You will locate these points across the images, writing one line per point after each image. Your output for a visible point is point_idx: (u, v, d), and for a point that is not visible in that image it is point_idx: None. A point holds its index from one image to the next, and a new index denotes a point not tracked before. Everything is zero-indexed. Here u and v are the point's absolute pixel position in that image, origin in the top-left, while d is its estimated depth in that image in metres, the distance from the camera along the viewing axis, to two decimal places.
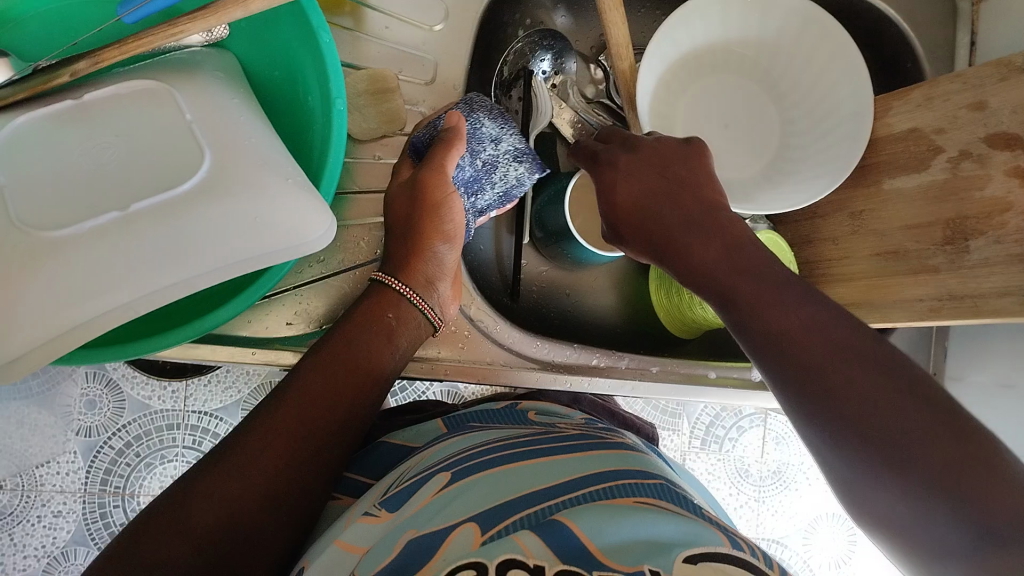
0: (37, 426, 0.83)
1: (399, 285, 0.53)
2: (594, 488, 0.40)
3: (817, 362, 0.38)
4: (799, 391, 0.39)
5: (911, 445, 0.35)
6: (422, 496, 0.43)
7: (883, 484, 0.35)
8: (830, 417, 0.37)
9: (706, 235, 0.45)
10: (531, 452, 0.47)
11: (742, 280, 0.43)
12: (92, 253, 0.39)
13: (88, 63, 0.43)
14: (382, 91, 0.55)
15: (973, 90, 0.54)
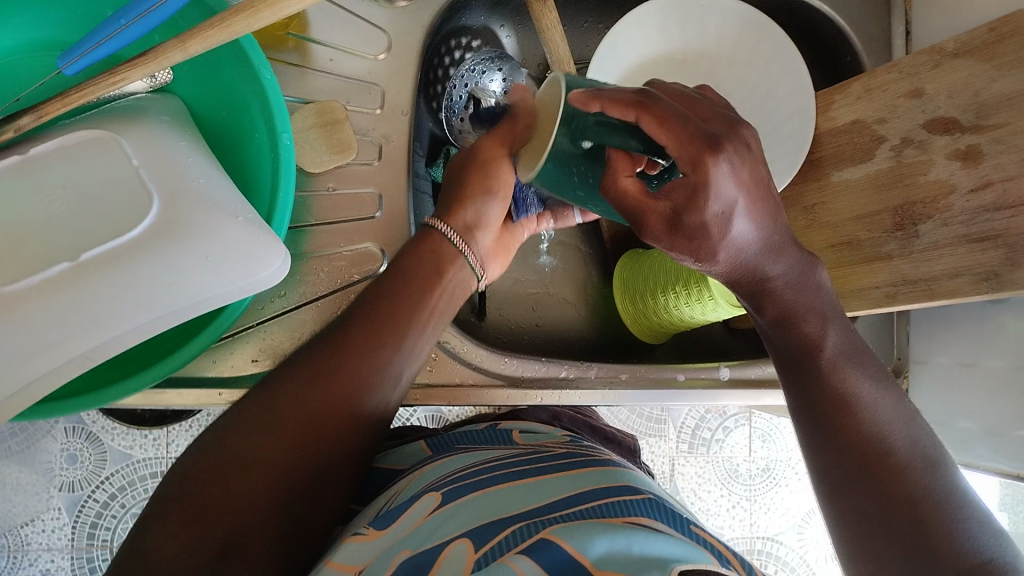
0: (19, 486, 0.81)
1: (443, 226, 0.55)
2: (582, 507, 0.40)
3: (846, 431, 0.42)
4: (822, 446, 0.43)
5: (888, 504, 0.39)
6: (413, 516, 0.42)
7: (849, 522, 0.41)
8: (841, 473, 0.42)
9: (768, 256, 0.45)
10: (518, 473, 0.47)
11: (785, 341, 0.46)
12: (46, 309, 0.39)
13: (32, 118, 0.43)
14: (331, 121, 0.55)
15: (909, 78, 0.56)
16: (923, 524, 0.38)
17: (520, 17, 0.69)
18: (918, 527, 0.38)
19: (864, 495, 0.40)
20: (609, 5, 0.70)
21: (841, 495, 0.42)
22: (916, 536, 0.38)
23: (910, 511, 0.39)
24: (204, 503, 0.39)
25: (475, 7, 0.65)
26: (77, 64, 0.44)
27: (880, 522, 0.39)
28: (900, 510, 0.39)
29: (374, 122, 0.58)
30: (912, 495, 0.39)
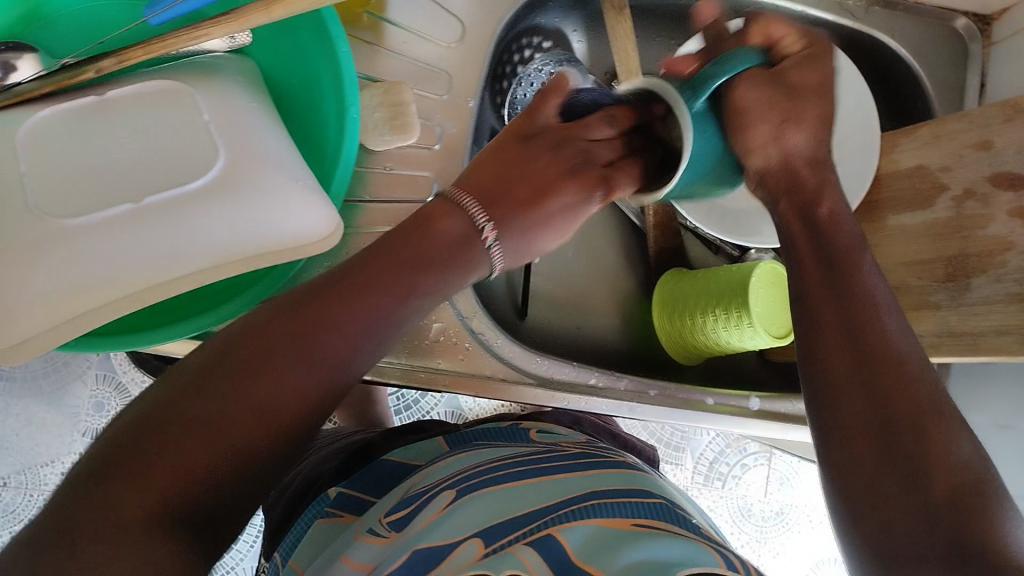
0: (44, 425, 0.82)
1: (537, 272, 0.51)
2: (590, 505, 0.41)
3: (851, 327, 0.42)
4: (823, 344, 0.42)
5: (893, 432, 0.37)
6: (428, 513, 0.43)
7: (828, 418, 0.40)
8: (834, 365, 0.41)
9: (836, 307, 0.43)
10: (537, 469, 0.47)
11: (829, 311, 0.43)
12: (105, 245, 0.41)
13: (113, 62, 0.44)
14: (396, 104, 0.55)
15: (979, 130, 0.55)
16: (927, 452, 0.36)
17: (593, 23, 0.69)
18: (926, 459, 0.35)
19: (877, 436, 0.38)
20: (683, 23, 0.70)
21: (845, 438, 0.39)
22: (926, 472, 0.35)
23: (920, 443, 0.36)
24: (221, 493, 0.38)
25: (553, 8, 0.65)
26: (164, 15, 0.45)
27: (874, 424, 0.38)
28: (906, 435, 0.37)
29: (438, 109, 0.59)
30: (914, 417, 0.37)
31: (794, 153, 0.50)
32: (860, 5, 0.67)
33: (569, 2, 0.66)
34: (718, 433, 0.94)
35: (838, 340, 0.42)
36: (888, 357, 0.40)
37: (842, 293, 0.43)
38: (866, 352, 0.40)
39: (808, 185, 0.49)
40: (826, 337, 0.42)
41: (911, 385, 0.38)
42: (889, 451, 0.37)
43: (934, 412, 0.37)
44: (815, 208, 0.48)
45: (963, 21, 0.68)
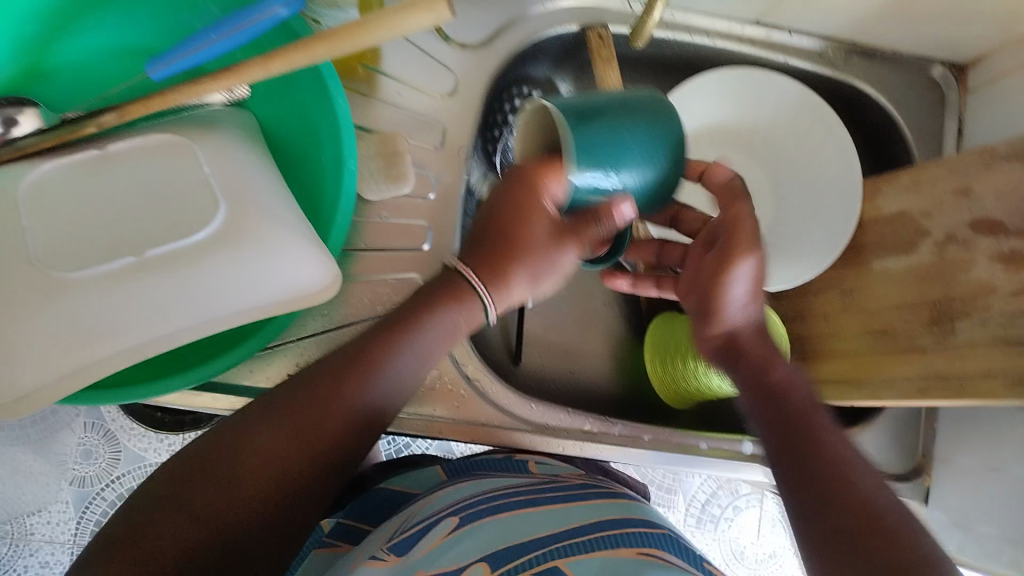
0: (31, 474, 0.81)
1: (474, 280, 0.51)
2: (600, 534, 0.42)
3: (825, 454, 0.45)
4: (790, 455, 0.46)
5: (844, 522, 0.40)
6: (432, 540, 0.42)
7: (803, 532, 0.42)
8: (805, 482, 0.44)
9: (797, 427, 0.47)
10: (537, 501, 0.47)
11: (788, 422, 0.48)
12: (108, 298, 0.41)
13: (115, 116, 0.45)
14: (392, 153, 0.57)
15: (959, 176, 0.57)
16: (892, 541, 0.39)
17: (582, 75, 0.71)
18: (884, 548, 0.38)
19: (834, 516, 0.41)
20: (669, 72, 0.72)
21: (808, 532, 0.42)
22: (887, 553, 0.38)
23: (874, 533, 0.39)
24: (180, 518, 0.39)
25: (542, 60, 0.67)
26: (166, 71, 0.47)
27: (826, 503, 0.42)
28: (855, 526, 0.40)
29: (432, 158, 0.60)
30: (882, 532, 0.39)
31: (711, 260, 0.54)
32: (839, 55, 0.70)
33: (559, 53, 0.67)
34: (709, 475, 0.94)
35: (811, 466, 0.44)
36: (855, 498, 0.42)
37: (805, 427, 0.47)
38: (832, 478, 0.43)
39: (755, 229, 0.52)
40: (814, 478, 0.43)
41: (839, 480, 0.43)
42: (842, 536, 0.40)
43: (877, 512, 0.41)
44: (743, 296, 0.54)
45: (939, 70, 0.71)
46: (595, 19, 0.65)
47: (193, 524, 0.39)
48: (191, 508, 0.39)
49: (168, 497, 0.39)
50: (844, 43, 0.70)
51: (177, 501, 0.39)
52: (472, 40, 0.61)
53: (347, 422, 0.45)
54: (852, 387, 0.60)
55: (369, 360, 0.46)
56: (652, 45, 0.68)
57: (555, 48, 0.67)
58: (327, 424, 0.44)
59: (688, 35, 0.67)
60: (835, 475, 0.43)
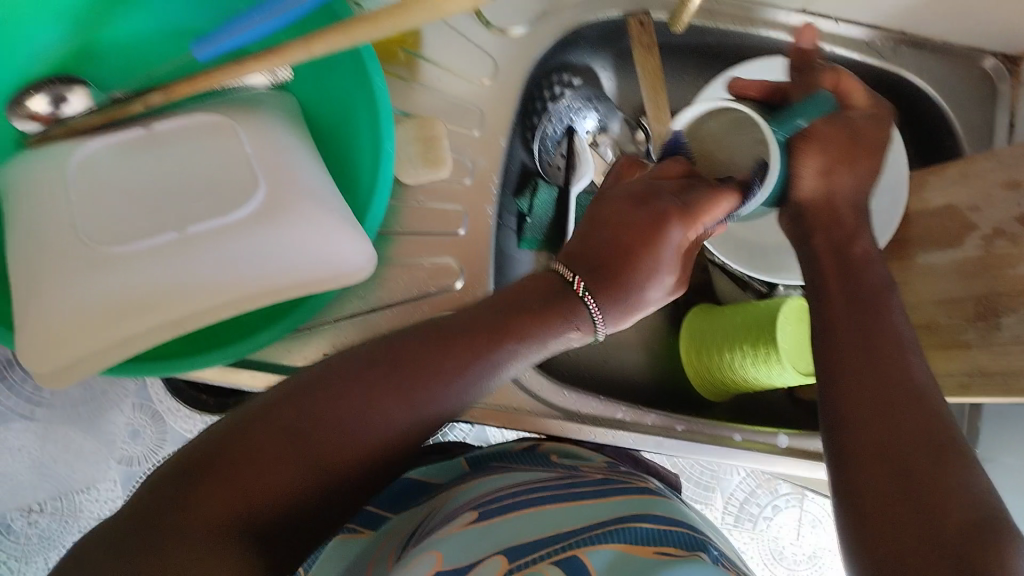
0: (81, 452, 0.84)
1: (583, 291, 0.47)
2: (629, 525, 0.42)
3: (877, 385, 0.41)
4: (844, 383, 0.43)
5: (911, 464, 0.38)
6: (449, 528, 0.43)
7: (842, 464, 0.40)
8: (864, 413, 0.41)
9: (884, 341, 0.43)
10: (560, 495, 0.47)
11: (847, 328, 0.45)
12: (149, 270, 0.43)
13: (160, 96, 0.47)
14: (429, 137, 0.57)
15: (1007, 169, 0.55)
16: (944, 487, 0.36)
17: (622, 62, 0.70)
18: (938, 493, 0.36)
19: (888, 457, 0.39)
20: (712, 63, 0.71)
21: (863, 474, 0.39)
22: (933, 498, 0.36)
23: (937, 477, 0.37)
24: (225, 490, 0.36)
25: (584, 49, 0.67)
26: (211, 53, 0.48)
27: (876, 435, 0.40)
28: (923, 470, 0.37)
29: (470, 145, 0.60)
30: (930, 469, 0.37)
31: (831, 198, 0.50)
32: (887, 45, 0.68)
33: (600, 40, 0.67)
34: (749, 473, 0.92)
35: (875, 383, 0.42)
36: (925, 430, 0.39)
37: (872, 329, 0.44)
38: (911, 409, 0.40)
39: (844, 226, 0.50)
40: (858, 397, 0.42)
41: (933, 422, 0.39)
42: (904, 481, 0.37)
43: (946, 455, 0.38)
44: (849, 249, 0.49)
45: (992, 62, 0.69)
46: (638, 6, 0.65)
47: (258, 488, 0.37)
48: (242, 475, 0.37)
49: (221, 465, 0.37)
50: (893, 33, 0.68)
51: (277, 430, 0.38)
52: (514, 27, 0.61)
53: (406, 428, 0.41)
54: None
55: (444, 352, 0.42)
56: (694, 35, 0.67)
57: (596, 35, 0.66)
58: (404, 429, 0.41)
59: (732, 23, 0.67)
60: (908, 404, 0.40)
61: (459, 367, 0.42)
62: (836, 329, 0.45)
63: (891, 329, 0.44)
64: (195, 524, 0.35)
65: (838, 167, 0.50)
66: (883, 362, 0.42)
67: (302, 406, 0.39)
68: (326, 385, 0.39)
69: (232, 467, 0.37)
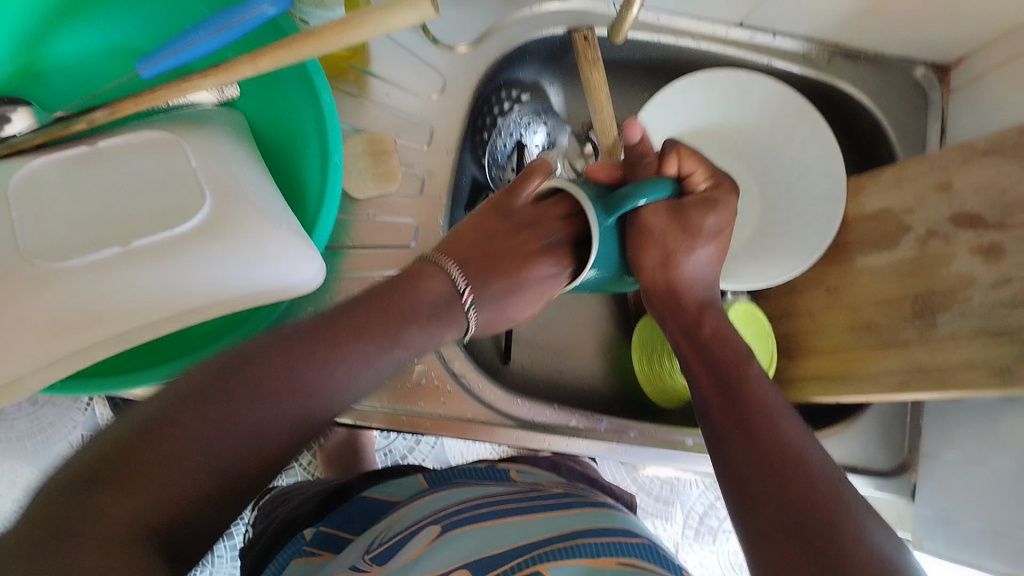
0: (29, 486, 0.81)
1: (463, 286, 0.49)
2: (598, 539, 0.42)
3: (765, 447, 0.42)
4: (733, 457, 0.43)
5: (803, 524, 0.37)
6: (413, 547, 0.42)
7: (747, 534, 0.40)
8: (755, 476, 0.41)
9: (759, 407, 0.45)
10: (515, 509, 0.47)
11: (721, 400, 0.46)
12: (94, 290, 0.42)
13: (105, 113, 0.46)
14: (379, 152, 0.59)
15: (939, 171, 0.57)
16: (839, 544, 0.36)
17: (569, 78, 0.72)
18: (836, 550, 0.36)
19: (780, 514, 0.38)
20: (656, 75, 0.73)
21: (764, 535, 0.38)
22: (838, 551, 0.35)
23: (828, 528, 0.37)
24: (152, 465, 0.33)
25: (529, 63, 0.68)
26: (156, 67, 0.47)
27: (772, 496, 0.39)
28: (819, 524, 0.37)
29: (421, 157, 0.61)
30: (824, 521, 0.37)
31: (689, 275, 0.52)
32: (823, 56, 0.71)
33: (546, 56, 0.68)
34: (708, 486, 0.93)
35: (755, 447, 0.42)
36: (817, 482, 0.39)
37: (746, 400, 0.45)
38: (796, 463, 0.40)
39: (689, 310, 0.52)
40: (749, 463, 0.42)
41: (819, 476, 0.40)
42: (795, 535, 0.37)
43: (839, 507, 0.38)
44: (700, 328, 0.51)
45: (922, 71, 0.72)
46: (578, 21, 0.66)
47: (175, 483, 0.34)
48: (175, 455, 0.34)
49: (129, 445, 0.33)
50: (828, 44, 0.70)
51: (194, 412, 0.35)
52: (461, 42, 0.62)
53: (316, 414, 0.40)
54: (836, 382, 0.60)
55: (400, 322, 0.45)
56: (639, 49, 0.69)
57: (542, 52, 0.68)
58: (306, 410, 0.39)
59: (673, 36, 0.68)
60: (792, 460, 0.41)
61: (343, 353, 0.42)
62: (711, 405, 0.46)
63: (762, 395, 0.45)
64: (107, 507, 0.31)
65: (686, 246, 0.51)
66: (757, 428, 0.43)
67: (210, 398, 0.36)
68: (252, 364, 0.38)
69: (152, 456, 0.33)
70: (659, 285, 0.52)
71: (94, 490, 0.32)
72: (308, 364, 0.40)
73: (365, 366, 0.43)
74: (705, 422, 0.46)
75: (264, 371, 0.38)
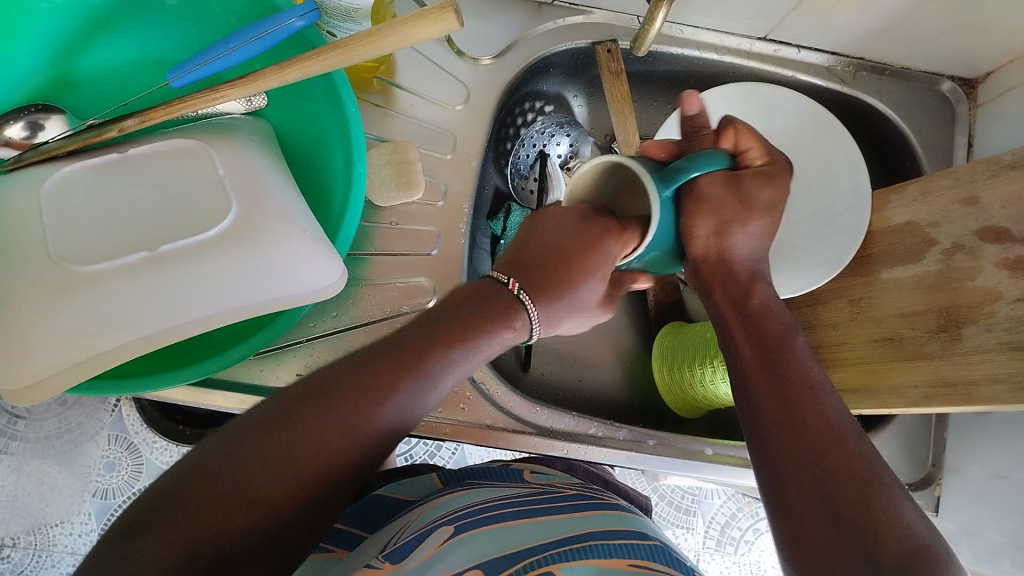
0: (55, 485, 0.82)
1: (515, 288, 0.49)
2: (614, 541, 0.42)
3: (807, 423, 0.43)
4: (775, 428, 0.44)
5: (843, 503, 0.39)
6: (426, 546, 0.42)
7: (783, 506, 0.41)
8: (795, 450, 0.42)
9: (799, 384, 0.46)
10: (530, 511, 0.47)
11: (765, 371, 0.47)
12: (121, 293, 0.43)
13: (136, 121, 0.47)
14: (404, 162, 0.58)
15: (965, 185, 0.57)
16: (879, 522, 0.37)
17: (593, 90, 0.72)
18: (875, 528, 0.37)
19: (817, 484, 0.40)
20: (679, 87, 0.73)
21: (801, 512, 0.40)
22: (878, 529, 0.37)
23: (866, 507, 0.38)
24: (229, 488, 0.37)
25: (554, 76, 0.69)
26: (185, 78, 0.48)
27: (812, 470, 0.41)
28: (857, 503, 0.38)
29: (443, 167, 0.61)
30: (865, 499, 0.38)
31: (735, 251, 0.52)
32: (848, 71, 0.71)
33: (570, 69, 0.69)
34: (730, 496, 0.93)
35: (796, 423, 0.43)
36: (855, 462, 0.40)
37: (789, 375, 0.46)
38: (835, 441, 0.42)
39: (740, 278, 0.52)
40: (789, 438, 0.43)
41: (858, 455, 0.41)
42: (832, 506, 0.39)
43: (879, 486, 0.39)
44: (748, 299, 0.51)
45: (949, 85, 0.71)
46: (603, 34, 0.66)
47: (220, 513, 0.37)
48: (236, 471, 0.38)
49: (214, 461, 0.38)
50: (852, 59, 0.70)
51: (270, 428, 0.40)
52: (485, 54, 0.63)
53: (360, 445, 0.42)
54: (858, 395, 0.60)
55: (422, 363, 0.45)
56: (662, 61, 0.70)
57: (566, 64, 0.68)
58: (357, 440, 0.42)
59: (696, 49, 0.68)
60: (832, 439, 0.42)
61: (391, 386, 0.43)
62: (755, 376, 0.47)
63: (804, 373, 0.46)
64: (163, 541, 0.35)
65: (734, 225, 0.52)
66: (800, 403, 0.44)
67: (266, 433, 0.39)
68: (301, 411, 0.41)
69: (224, 471, 0.38)
70: (712, 254, 0.52)
71: (207, 492, 0.37)
72: (355, 394, 0.42)
73: (399, 394, 0.43)
74: (743, 393, 0.47)
75: (326, 401, 0.41)
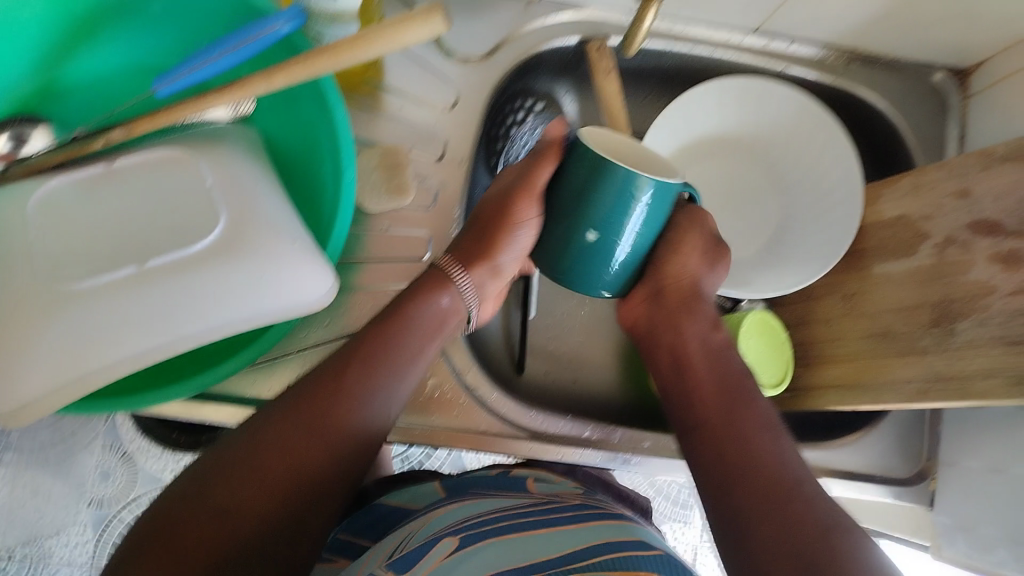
0: (51, 496, 0.82)
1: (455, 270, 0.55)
2: (616, 555, 0.42)
3: (763, 476, 0.45)
4: (721, 462, 0.48)
5: (802, 549, 0.40)
6: (429, 559, 0.42)
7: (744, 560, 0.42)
8: (745, 493, 0.45)
9: (742, 421, 0.50)
10: (535, 523, 0.47)
11: (712, 412, 0.52)
12: (109, 309, 0.42)
13: (121, 132, 0.46)
14: (392, 164, 0.59)
15: (957, 178, 0.56)
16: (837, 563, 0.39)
17: (583, 86, 0.72)
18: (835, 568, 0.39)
19: (781, 532, 0.42)
20: (670, 82, 0.73)
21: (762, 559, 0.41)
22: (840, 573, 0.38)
23: (826, 545, 0.40)
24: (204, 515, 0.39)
25: (543, 74, 0.68)
26: (171, 86, 0.47)
27: (768, 519, 0.43)
28: (815, 549, 0.40)
29: (434, 169, 0.61)
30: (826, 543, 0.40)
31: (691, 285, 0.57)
32: (840, 62, 0.70)
33: (559, 67, 0.69)
34: None
35: (747, 475, 0.46)
36: (802, 496, 0.44)
37: (736, 412, 0.51)
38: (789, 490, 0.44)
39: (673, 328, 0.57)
40: (745, 484, 0.46)
41: (811, 500, 0.43)
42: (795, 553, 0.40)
43: (836, 530, 0.41)
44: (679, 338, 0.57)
45: (941, 76, 0.71)
46: (592, 31, 0.66)
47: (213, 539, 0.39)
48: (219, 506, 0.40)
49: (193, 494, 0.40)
50: (844, 51, 0.70)
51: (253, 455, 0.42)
52: (473, 55, 0.63)
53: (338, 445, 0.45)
54: (853, 391, 0.60)
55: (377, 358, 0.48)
56: (653, 57, 0.69)
57: (555, 62, 0.68)
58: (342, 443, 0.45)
59: (687, 44, 0.68)
60: (787, 489, 0.44)
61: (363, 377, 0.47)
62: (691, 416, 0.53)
63: (751, 418, 0.50)
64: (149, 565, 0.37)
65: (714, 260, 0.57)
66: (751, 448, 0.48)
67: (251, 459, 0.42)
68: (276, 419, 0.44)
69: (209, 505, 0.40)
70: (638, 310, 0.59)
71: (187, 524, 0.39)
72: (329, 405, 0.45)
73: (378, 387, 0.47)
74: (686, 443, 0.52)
75: (308, 394, 0.45)
